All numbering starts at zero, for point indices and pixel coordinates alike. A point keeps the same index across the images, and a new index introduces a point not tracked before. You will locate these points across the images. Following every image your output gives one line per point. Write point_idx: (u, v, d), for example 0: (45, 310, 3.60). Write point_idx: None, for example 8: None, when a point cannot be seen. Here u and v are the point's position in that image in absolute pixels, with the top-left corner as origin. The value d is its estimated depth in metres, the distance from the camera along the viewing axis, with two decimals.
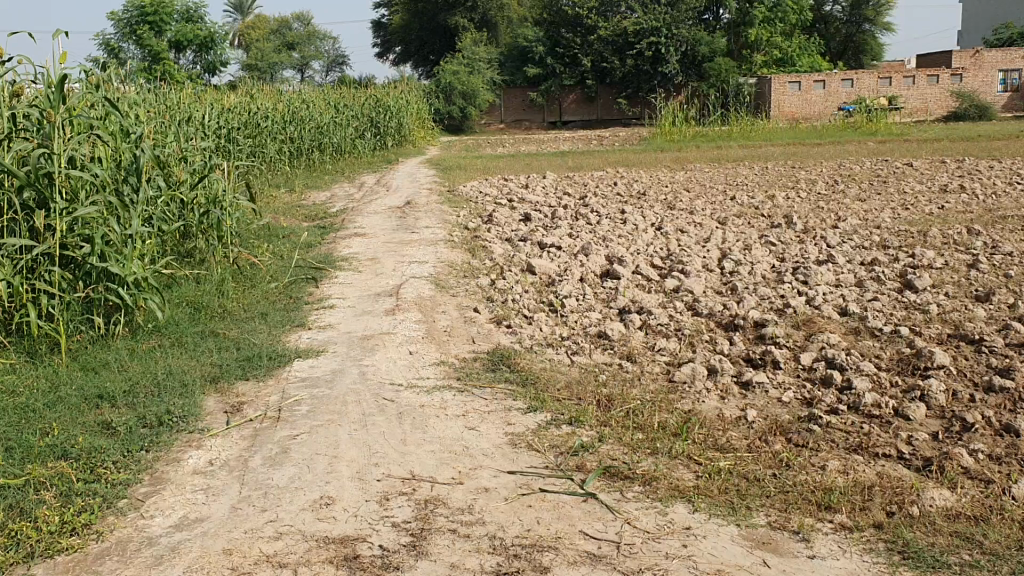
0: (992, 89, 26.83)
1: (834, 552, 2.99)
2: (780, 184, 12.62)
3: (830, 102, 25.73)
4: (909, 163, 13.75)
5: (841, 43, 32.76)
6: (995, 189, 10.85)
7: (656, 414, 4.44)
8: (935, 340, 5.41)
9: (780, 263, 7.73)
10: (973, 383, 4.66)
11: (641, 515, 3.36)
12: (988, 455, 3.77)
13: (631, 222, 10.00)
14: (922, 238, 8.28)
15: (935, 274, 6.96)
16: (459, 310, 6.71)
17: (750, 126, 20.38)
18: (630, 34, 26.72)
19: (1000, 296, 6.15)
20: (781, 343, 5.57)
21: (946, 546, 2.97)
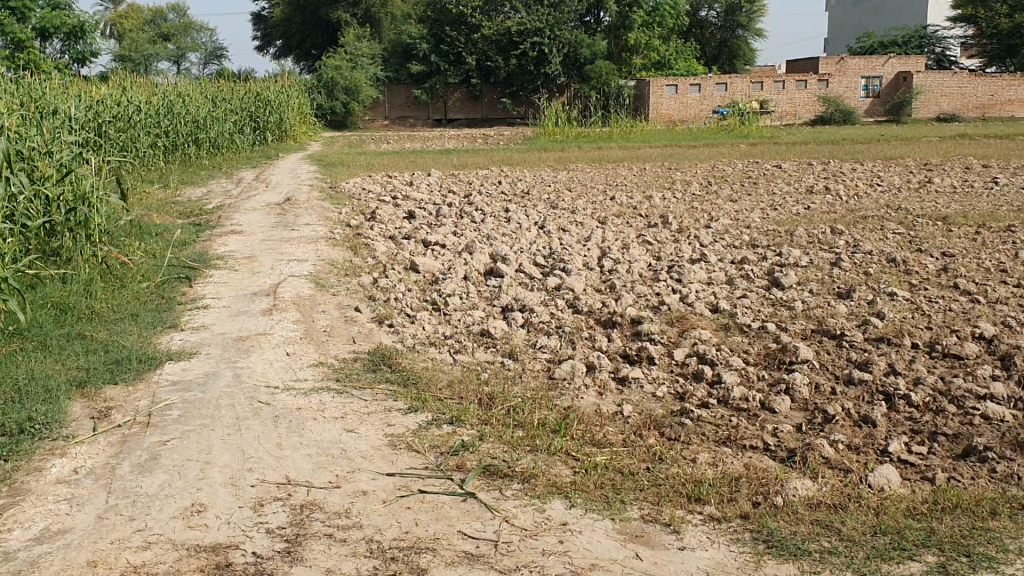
0: (855, 94, 28.10)
1: (702, 543, 3.08)
2: (658, 184, 12.94)
3: (705, 105, 26.54)
4: (778, 165, 14.32)
5: (716, 48, 33.78)
6: (857, 190, 11.39)
7: (535, 411, 4.49)
8: (800, 335, 5.65)
9: (657, 261, 7.92)
10: (833, 376, 4.88)
11: (518, 513, 3.38)
12: (847, 444, 3.96)
13: (514, 221, 10.07)
14: (788, 237, 8.62)
15: (801, 272, 7.25)
16: (339, 309, 6.63)
17: (630, 128, 20.83)
18: (514, 34, 26.84)
19: (860, 293, 6.46)
20: (657, 339, 5.70)
21: (807, 534, 3.09)
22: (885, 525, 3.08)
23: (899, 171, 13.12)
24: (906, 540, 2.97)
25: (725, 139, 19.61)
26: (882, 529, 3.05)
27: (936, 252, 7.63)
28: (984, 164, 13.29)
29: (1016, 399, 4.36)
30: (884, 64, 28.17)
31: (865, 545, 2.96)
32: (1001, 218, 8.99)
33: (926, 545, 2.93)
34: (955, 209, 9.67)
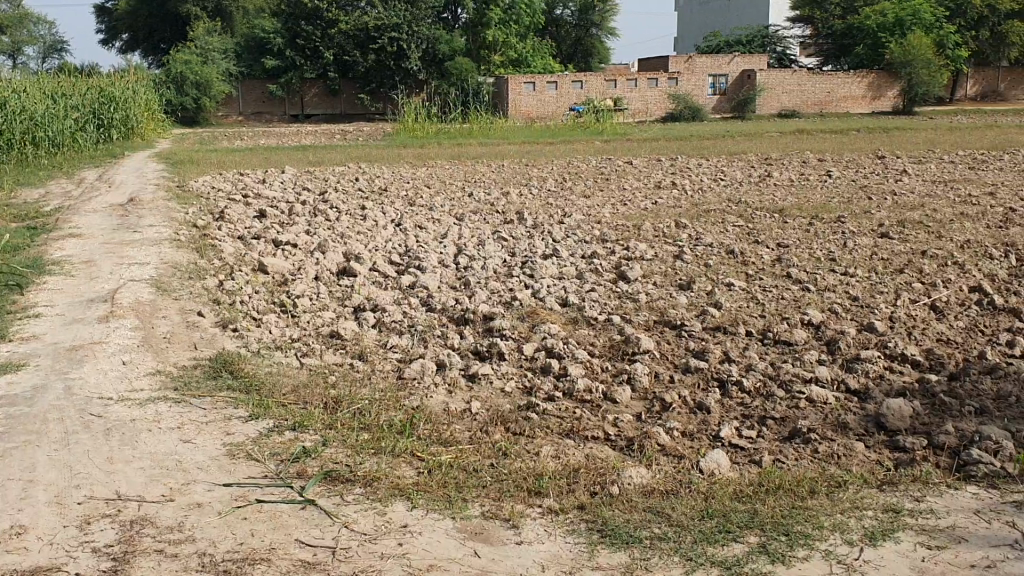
0: (703, 92, 29.14)
1: (539, 536, 3.12)
2: (514, 180, 13.07)
3: (562, 103, 27.00)
4: (629, 160, 14.69)
5: (572, 45, 34.32)
6: (703, 184, 11.82)
7: (382, 412, 4.45)
8: (643, 326, 5.82)
9: (510, 257, 7.98)
10: (673, 366, 5.06)
11: (359, 517, 3.33)
12: (682, 432, 4.11)
13: (371, 218, 9.98)
14: (636, 231, 8.89)
15: (647, 265, 7.46)
16: (182, 314, 6.38)
17: (489, 125, 20.91)
18: (371, 29, 26.57)
19: (700, 284, 6.70)
20: (507, 334, 5.76)
21: (640, 521, 3.17)
22: (713, 510, 3.19)
23: (742, 166, 13.69)
24: (731, 522, 3.08)
25: (581, 136, 19.90)
26: (709, 514, 3.17)
27: (773, 243, 8.00)
28: (820, 159, 13.99)
29: (840, 381, 4.61)
30: (731, 62, 29.29)
31: (693, 530, 3.06)
32: (833, 209, 9.50)
33: (750, 526, 3.05)
34: (791, 202, 10.14)
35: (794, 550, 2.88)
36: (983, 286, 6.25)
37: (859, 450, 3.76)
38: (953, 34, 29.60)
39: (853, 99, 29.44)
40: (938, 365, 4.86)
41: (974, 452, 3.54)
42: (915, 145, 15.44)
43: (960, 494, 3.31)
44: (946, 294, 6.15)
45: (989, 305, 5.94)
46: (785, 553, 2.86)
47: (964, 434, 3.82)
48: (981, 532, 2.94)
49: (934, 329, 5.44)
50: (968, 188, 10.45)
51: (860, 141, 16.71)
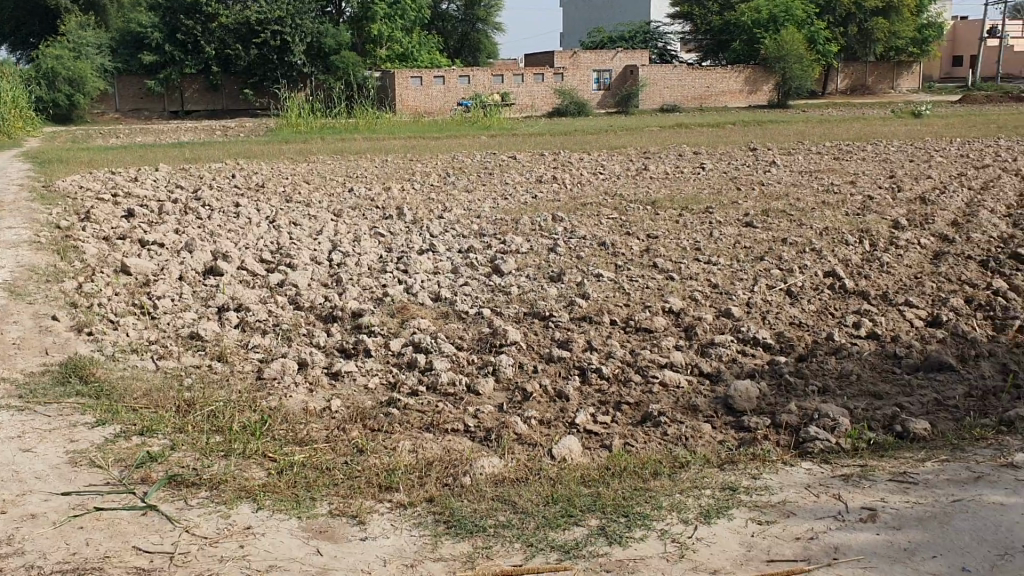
0: (588, 87, 29.48)
1: (385, 532, 3.10)
2: (397, 176, 12.94)
3: (448, 98, 26.85)
4: (513, 156, 14.73)
5: (459, 41, 34.29)
6: (583, 179, 11.96)
7: (238, 413, 4.33)
8: (513, 318, 5.83)
9: (386, 253, 7.89)
10: (537, 356, 5.09)
11: (202, 521, 3.25)
12: (540, 420, 4.14)
13: (245, 216, 9.71)
14: (514, 225, 8.92)
15: (521, 259, 7.49)
16: (34, 319, 6.08)
17: (375, 120, 20.67)
18: (253, 23, 25.97)
19: (571, 277, 6.77)
20: (375, 330, 5.68)
21: (486, 510, 3.19)
22: (558, 494, 3.23)
23: (621, 160, 13.90)
24: (574, 506, 3.13)
25: (467, 131, 19.86)
26: (554, 499, 3.21)
27: (643, 235, 8.14)
28: (696, 152, 14.29)
29: (694, 365, 4.73)
30: (613, 58, 29.80)
31: (537, 516, 3.09)
32: (703, 201, 9.72)
33: (592, 510, 3.10)
34: (666, 194, 10.35)
35: (632, 530, 2.94)
36: (837, 271, 6.48)
37: (706, 431, 3.85)
38: (823, 31, 30.86)
39: (731, 93, 30.33)
40: (789, 347, 5.02)
41: (811, 429, 3.68)
42: (786, 137, 15.94)
43: (794, 470, 3.44)
44: (802, 279, 6.36)
45: (841, 289, 6.17)
46: (623, 534, 2.92)
47: (805, 412, 3.95)
48: (808, 506, 3.06)
49: (787, 312, 5.62)
50: (832, 177, 10.85)
51: (737, 134, 17.16)
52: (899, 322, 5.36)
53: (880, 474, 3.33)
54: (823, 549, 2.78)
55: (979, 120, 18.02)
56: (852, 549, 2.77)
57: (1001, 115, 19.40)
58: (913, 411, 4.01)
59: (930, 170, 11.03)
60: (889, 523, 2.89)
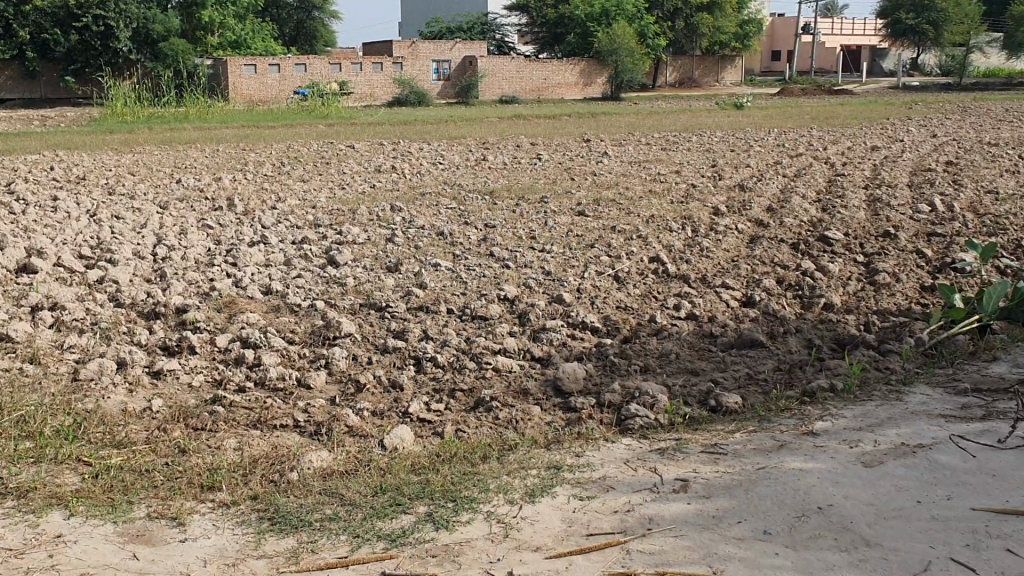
0: (428, 77, 29.38)
1: (206, 532, 3.02)
2: (229, 166, 12.54)
3: (284, 86, 26.25)
4: (351, 145, 14.54)
5: (294, 28, 33.54)
6: (421, 168, 11.93)
7: (50, 418, 4.09)
8: (347, 310, 5.76)
9: (215, 246, 7.63)
10: (371, 346, 5.05)
11: (7, 532, 3.05)
12: (372, 411, 4.11)
13: (62, 209, 9.16)
14: (350, 215, 8.82)
15: (357, 249, 7.41)
16: None
17: (206, 109, 19.96)
18: (72, 6, 24.47)
19: (407, 266, 6.75)
20: (202, 326, 5.48)
21: (313, 504, 3.15)
22: (385, 484, 3.23)
23: (460, 150, 13.96)
24: (402, 495, 3.14)
25: (304, 120, 19.45)
26: (382, 488, 3.20)
27: (481, 224, 8.21)
28: (532, 142, 14.53)
29: (525, 351, 4.81)
30: (452, 49, 29.83)
31: (364, 507, 3.08)
32: (537, 190, 9.89)
33: (419, 497, 3.12)
34: (501, 184, 10.49)
35: (458, 514, 2.98)
36: (662, 256, 6.73)
37: (535, 414, 3.93)
38: (652, 26, 32.02)
39: (567, 85, 30.88)
40: (615, 330, 5.19)
41: (632, 407, 3.83)
42: (618, 128, 16.41)
43: (615, 446, 3.57)
44: (630, 265, 6.58)
45: (665, 274, 6.42)
46: (450, 518, 2.95)
47: (627, 391, 4.10)
48: (627, 480, 3.19)
49: (615, 296, 5.80)
50: (659, 167, 11.26)
51: (571, 125, 17.53)
52: (718, 303, 5.63)
53: (694, 446, 3.50)
54: (639, 520, 2.90)
55: (795, 112, 19.13)
56: (665, 519, 2.89)
57: (814, 106, 20.65)
58: (728, 386, 4.23)
59: (748, 159, 11.63)
60: (700, 493, 3.05)
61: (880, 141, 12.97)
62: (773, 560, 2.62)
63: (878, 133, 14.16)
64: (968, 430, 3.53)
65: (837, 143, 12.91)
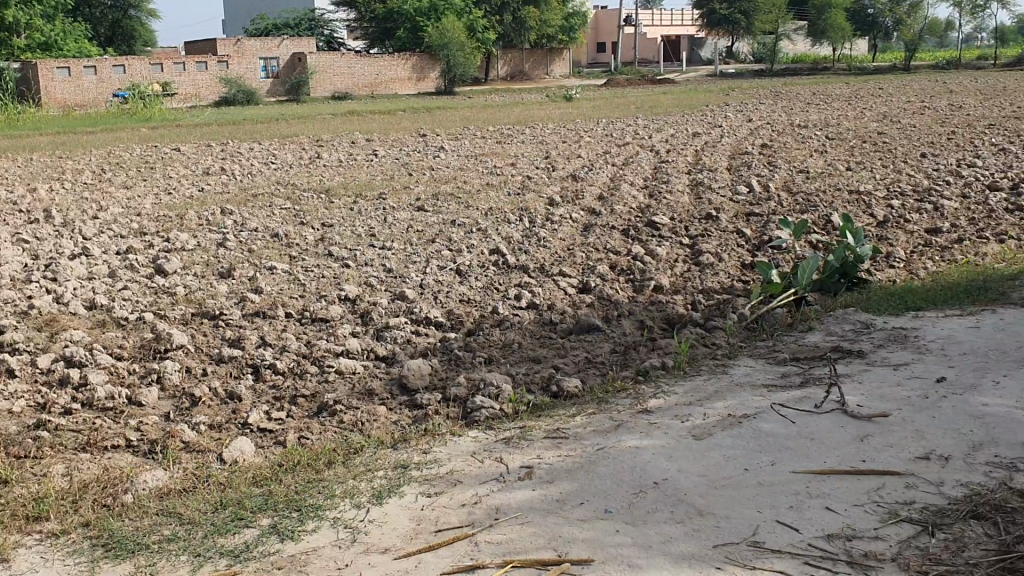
0: (256, 75, 28.47)
1: (35, 565, 2.85)
2: (44, 176, 11.79)
3: (102, 90, 24.90)
4: (177, 148, 13.96)
5: (110, 27, 31.91)
6: (253, 169, 11.59)
7: None
8: (180, 320, 5.53)
9: (31, 261, 7.15)
10: (207, 357, 4.86)
11: None
12: (211, 425, 3.97)
13: None
14: (178, 221, 8.48)
15: (187, 256, 7.13)
16: None
17: (16, 115, 18.69)
18: None
19: (241, 271, 6.54)
20: (20, 347, 5.13)
21: (150, 526, 3.03)
22: (226, 499, 3.14)
23: (292, 148, 13.64)
24: (244, 509, 3.06)
25: (125, 124, 18.51)
26: (222, 504, 3.12)
27: (317, 224, 8.06)
28: (367, 139, 14.37)
29: (369, 350, 4.76)
30: (280, 45, 29.06)
31: (204, 525, 2.99)
32: (373, 187, 9.79)
33: (263, 509, 3.06)
34: (336, 182, 10.32)
35: (304, 524, 2.94)
36: (501, 248, 6.80)
37: (381, 414, 3.91)
38: (481, 20, 32.28)
39: (400, 81, 30.69)
40: (458, 323, 5.21)
41: (477, 400, 3.86)
42: (452, 123, 16.45)
43: (461, 441, 3.60)
44: (469, 258, 6.62)
45: (504, 265, 6.49)
46: (295, 529, 2.90)
47: (471, 383, 4.14)
48: (473, 473, 3.23)
49: (456, 290, 5.82)
50: (495, 160, 11.37)
51: (405, 121, 17.43)
52: (556, 291, 5.75)
53: (537, 433, 3.58)
54: (486, 511, 2.94)
55: (620, 102, 19.72)
56: (510, 508, 2.94)
57: (638, 96, 21.35)
58: (569, 371, 4.34)
59: (580, 149, 11.91)
60: (544, 479, 3.12)
61: (701, 128, 13.56)
62: (616, 539, 2.70)
63: (699, 120, 14.79)
64: (788, 397, 3.76)
65: (662, 131, 13.41)
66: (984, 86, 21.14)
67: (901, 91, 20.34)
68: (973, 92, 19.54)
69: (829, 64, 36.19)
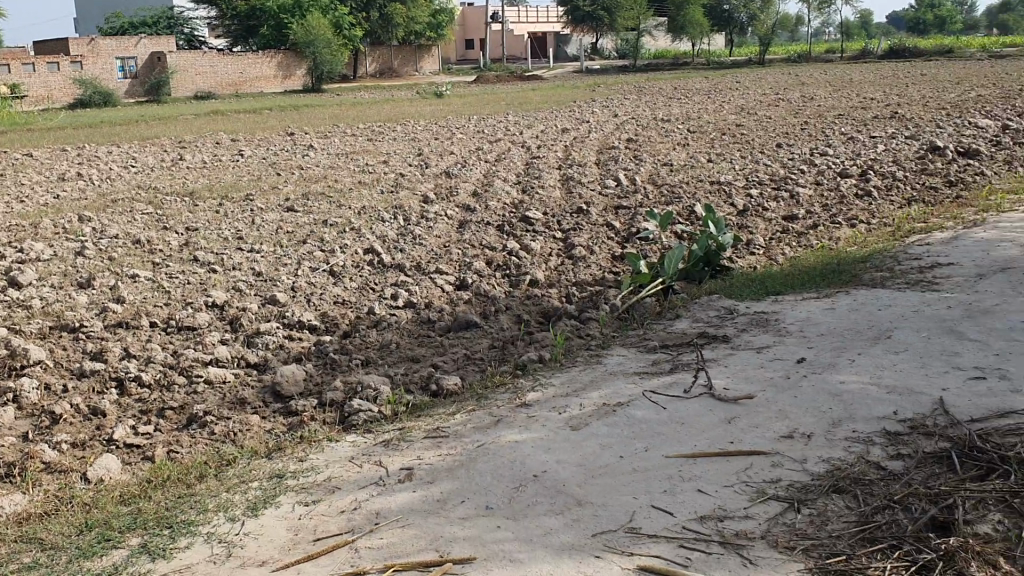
0: (112, 76, 27.25)
1: None
2: None
3: None
4: (28, 153, 13.23)
5: None
6: (112, 173, 11.10)
7: None
8: (36, 334, 5.24)
9: None
10: (67, 372, 4.63)
11: None
12: (73, 443, 3.78)
13: None
14: (32, 230, 8.04)
15: (42, 267, 6.76)
16: None
17: None
18: None
19: (102, 281, 6.26)
20: None
21: (8, 555, 2.87)
22: (92, 521, 3.01)
23: (154, 151, 13.14)
24: (111, 530, 2.94)
25: None
26: (88, 526, 2.98)
27: (182, 228, 7.78)
28: (233, 139, 13.96)
29: (240, 358, 4.64)
30: (137, 45, 27.88)
31: (69, 549, 2.85)
32: (241, 188, 9.53)
33: (132, 529, 2.94)
34: (201, 184, 9.99)
35: (176, 541, 2.84)
36: (375, 247, 6.73)
37: (255, 423, 3.81)
38: (348, 17, 31.87)
39: (266, 79, 30.00)
40: (332, 325, 5.14)
41: (353, 403, 3.82)
42: (321, 121, 16.15)
43: (338, 447, 3.55)
44: (342, 259, 6.52)
45: (379, 265, 6.42)
46: (167, 547, 2.80)
47: (348, 387, 4.09)
48: (351, 478, 3.20)
49: (329, 292, 5.73)
50: (366, 158, 11.24)
51: (271, 120, 17.03)
52: (432, 289, 5.73)
53: (416, 433, 3.57)
54: (366, 516, 2.91)
55: (489, 98, 19.83)
56: (390, 511, 2.92)
57: (506, 92, 21.52)
58: (446, 369, 4.33)
59: (451, 146, 11.89)
60: (424, 480, 3.11)
61: (570, 123, 13.76)
62: (497, 535, 2.71)
63: (567, 115, 15.02)
64: (660, 383, 3.86)
65: (532, 127, 13.55)
66: (832, 79, 22.22)
67: (756, 85, 21.18)
68: (823, 84, 20.49)
69: (690, 59, 37.27)
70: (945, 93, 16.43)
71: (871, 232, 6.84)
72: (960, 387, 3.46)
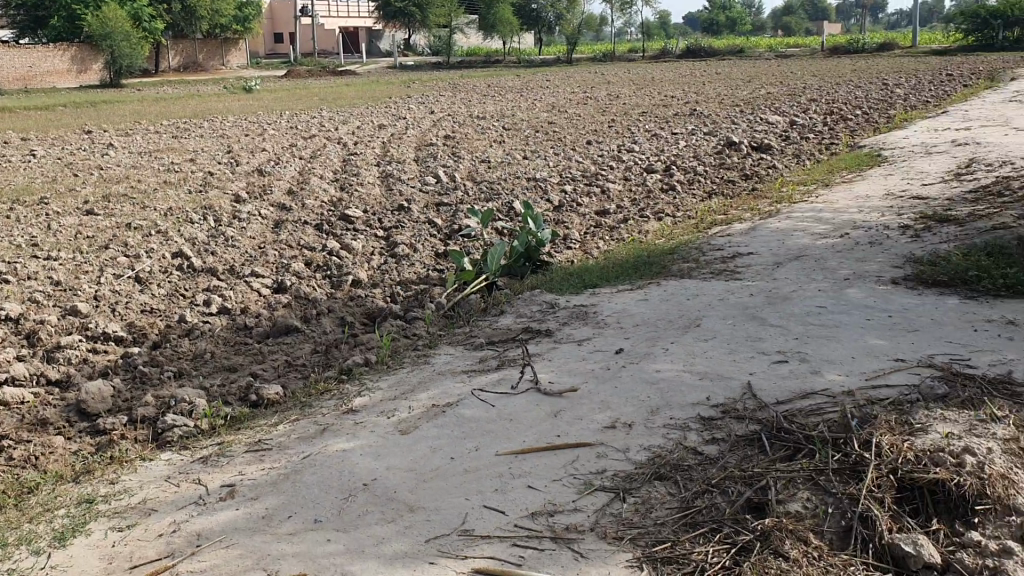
0: None
1: None
2: None
3: None
4: None
5: None
6: None
7: None
8: None
9: None
10: None
11: None
12: None
13: None
14: None
15: None
16: None
17: None
18: None
19: None
20: None
21: None
22: None
23: None
24: None
25: None
26: None
27: None
28: (21, 138, 12.94)
29: (39, 375, 4.30)
30: None
31: None
32: (33, 191, 8.85)
33: None
34: None
35: None
36: (185, 250, 6.42)
37: (58, 445, 3.55)
38: (147, 8, 30.22)
39: (58, 72, 27.97)
40: (142, 336, 4.86)
41: (167, 419, 3.63)
42: (121, 118, 15.21)
43: (153, 466, 3.36)
44: (150, 264, 6.18)
45: (190, 270, 6.13)
46: None
47: (161, 402, 3.88)
48: (168, 499, 3.04)
49: (137, 300, 5.42)
50: (173, 156, 10.70)
51: (65, 117, 15.88)
52: (248, 294, 5.53)
53: (237, 447, 3.43)
54: (186, 539, 2.77)
55: (302, 94, 19.33)
56: (212, 532, 2.79)
57: (320, 87, 21.04)
58: (267, 377, 4.19)
59: (264, 143, 11.53)
60: (248, 496, 3.00)
61: (385, 120, 13.62)
62: (327, 548, 2.64)
63: (382, 112, 14.86)
64: (486, 381, 3.88)
65: (347, 124, 13.31)
66: (636, 77, 23.12)
67: (564, 82, 21.76)
68: (627, 82, 21.26)
69: (501, 57, 37.75)
70: (738, 91, 17.43)
71: (678, 224, 7.16)
72: (765, 371, 3.67)
